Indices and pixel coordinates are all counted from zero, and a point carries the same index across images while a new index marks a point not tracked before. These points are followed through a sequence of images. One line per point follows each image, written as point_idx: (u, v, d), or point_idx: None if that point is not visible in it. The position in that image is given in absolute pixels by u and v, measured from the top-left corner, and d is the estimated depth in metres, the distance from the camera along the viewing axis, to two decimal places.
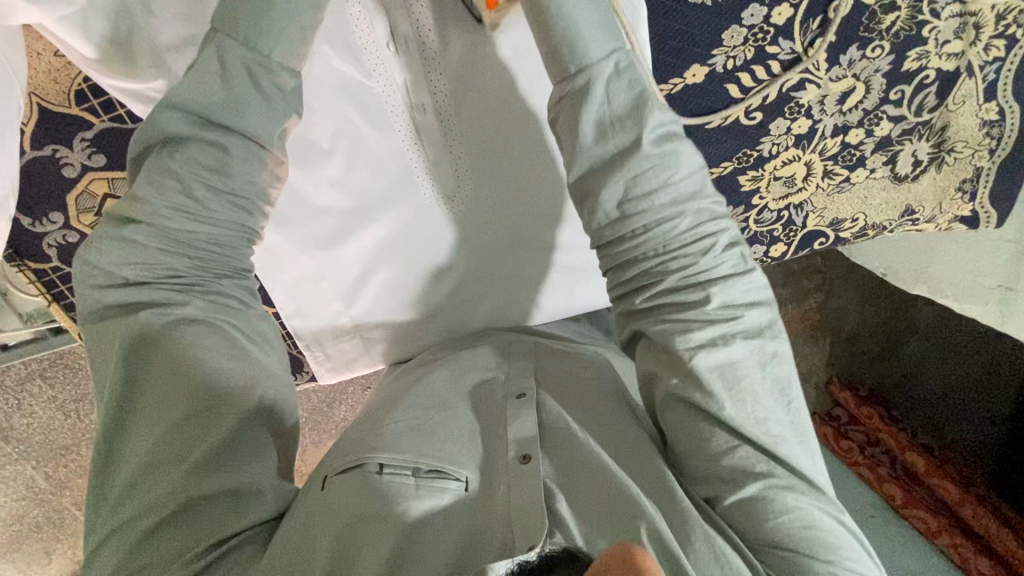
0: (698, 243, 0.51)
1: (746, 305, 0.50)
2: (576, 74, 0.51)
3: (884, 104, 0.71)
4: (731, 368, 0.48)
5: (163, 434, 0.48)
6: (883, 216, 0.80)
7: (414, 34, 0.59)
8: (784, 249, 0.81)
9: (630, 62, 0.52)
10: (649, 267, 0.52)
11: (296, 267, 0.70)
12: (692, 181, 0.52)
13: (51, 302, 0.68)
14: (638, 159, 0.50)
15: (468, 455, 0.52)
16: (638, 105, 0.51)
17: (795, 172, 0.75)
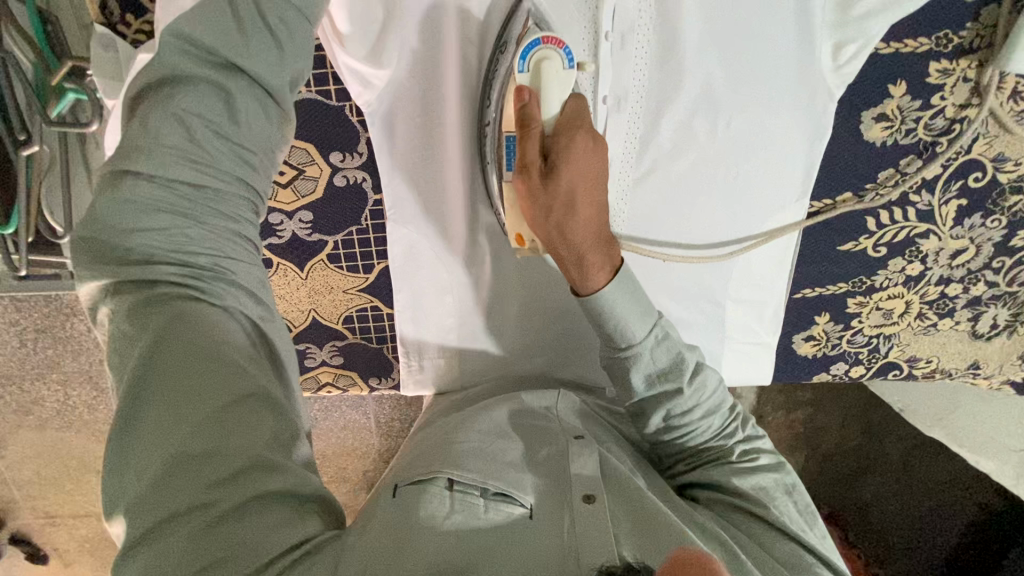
0: (724, 427, 0.60)
1: (761, 453, 0.60)
2: (624, 348, 0.56)
3: (985, 269, 0.78)
4: (765, 491, 0.57)
5: (192, 431, 0.38)
6: (952, 364, 0.86)
7: (630, 99, 0.62)
8: (862, 371, 0.86)
9: (669, 331, 0.57)
10: (690, 448, 0.60)
11: (430, 275, 0.69)
12: (717, 391, 0.59)
13: None
14: (678, 397, 0.57)
15: (530, 483, 0.54)
16: (677, 362, 0.57)
17: (894, 307, 0.80)
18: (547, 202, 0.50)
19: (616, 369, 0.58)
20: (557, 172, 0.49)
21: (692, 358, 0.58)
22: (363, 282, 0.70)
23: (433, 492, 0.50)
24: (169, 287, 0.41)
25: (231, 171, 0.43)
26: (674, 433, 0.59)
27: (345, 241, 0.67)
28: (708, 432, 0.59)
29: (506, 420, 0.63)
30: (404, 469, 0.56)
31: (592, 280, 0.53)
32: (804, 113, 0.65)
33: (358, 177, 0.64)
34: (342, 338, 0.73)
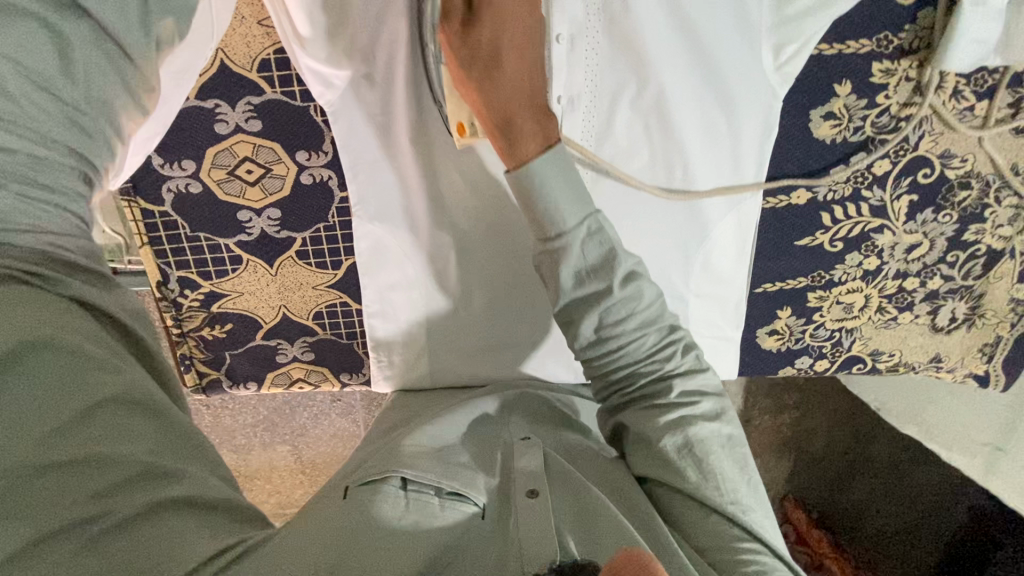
0: (660, 349, 0.58)
1: (699, 393, 0.57)
2: (555, 237, 0.54)
3: (941, 263, 0.81)
4: (697, 440, 0.55)
5: (44, 439, 0.33)
6: (915, 357, 0.88)
7: (584, 99, 0.64)
8: (827, 365, 0.87)
9: (603, 226, 0.55)
10: (625, 371, 0.58)
11: (396, 270, 0.71)
12: (654, 305, 0.57)
13: (145, 245, 0.67)
14: (609, 299, 0.55)
15: (481, 482, 0.56)
16: (610, 260, 0.55)
17: (855, 301, 0.82)
18: (470, 53, 0.51)
19: (547, 265, 0.55)
20: (478, 20, 0.50)
21: (628, 266, 0.56)
22: (332, 278, 0.71)
23: (388, 490, 0.51)
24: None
25: (65, 141, 0.38)
26: (605, 349, 0.57)
27: (312, 238, 0.69)
28: (642, 349, 0.57)
29: (461, 434, 0.64)
30: (359, 470, 0.56)
31: (529, 153, 0.52)
32: (754, 112, 0.67)
33: (324, 176, 0.66)
34: (313, 334, 0.75)
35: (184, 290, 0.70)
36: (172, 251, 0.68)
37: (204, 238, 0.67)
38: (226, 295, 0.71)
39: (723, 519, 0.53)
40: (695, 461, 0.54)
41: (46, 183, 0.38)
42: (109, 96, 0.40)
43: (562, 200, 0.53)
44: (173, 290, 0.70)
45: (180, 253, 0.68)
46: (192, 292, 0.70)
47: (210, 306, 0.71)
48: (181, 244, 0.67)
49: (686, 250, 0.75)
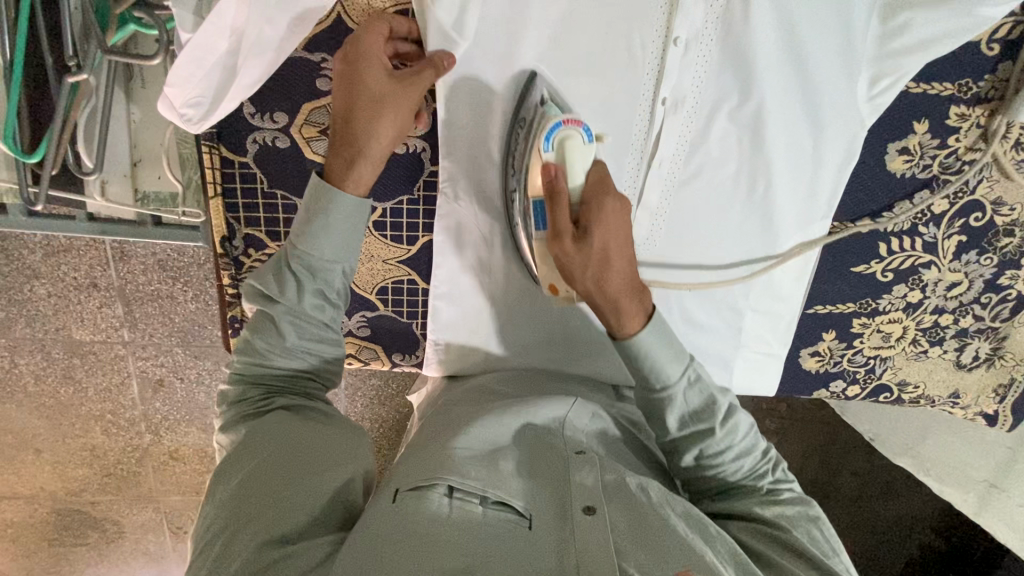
0: (754, 470, 0.60)
1: (787, 492, 0.60)
2: (660, 391, 0.58)
3: (974, 303, 0.85)
4: (788, 527, 0.57)
5: (280, 454, 0.53)
6: (937, 391, 0.93)
7: (686, 103, 0.65)
8: (857, 390, 0.90)
9: (703, 373, 0.59)
10: (718, 487, 0.61)
11: (473, 252, 0.69)
12: (749, 429, 0.60)
13: (215, 196, 0.63)
14: (710, 439, 0.58)
15: (522, 490, 0.56)
16: (706, 394, 0.59)
17: (892, 331, 0.86)
18: (584, 260, 0.53)
19: (653, 412, 0.60)
20: (590, 232, 0.53)
21: (725, 400, 0.59)
22: (405, 254, 0.69)
23: (433, 497, 0.52)
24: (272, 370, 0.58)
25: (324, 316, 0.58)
26: (704, 470, 0.60)
27: (393, 210, 0.66)
28: (737, 474, 0.60)
29: (515, 427, 0.63)
30: (403, 471, 0.57)
31: (628, 327, 0.56)
32: (839, 138, 0.69)
33: (418, 147, 0.64)
34: (373, 309, 0.72)
35: (248, 248, 0.66)
36: (243, 206, 0.64)
37: (280, 196, 0.64)
38: None
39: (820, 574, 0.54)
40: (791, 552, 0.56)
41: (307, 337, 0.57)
42: (335, 271, 0.57)
43: (665, 364, 0.57)
44: (236, 247, 0.66)
45: (251, 209, 0.64)
46: (256, 252, 0.67)
47: None
48: (253, 200, 0.64)
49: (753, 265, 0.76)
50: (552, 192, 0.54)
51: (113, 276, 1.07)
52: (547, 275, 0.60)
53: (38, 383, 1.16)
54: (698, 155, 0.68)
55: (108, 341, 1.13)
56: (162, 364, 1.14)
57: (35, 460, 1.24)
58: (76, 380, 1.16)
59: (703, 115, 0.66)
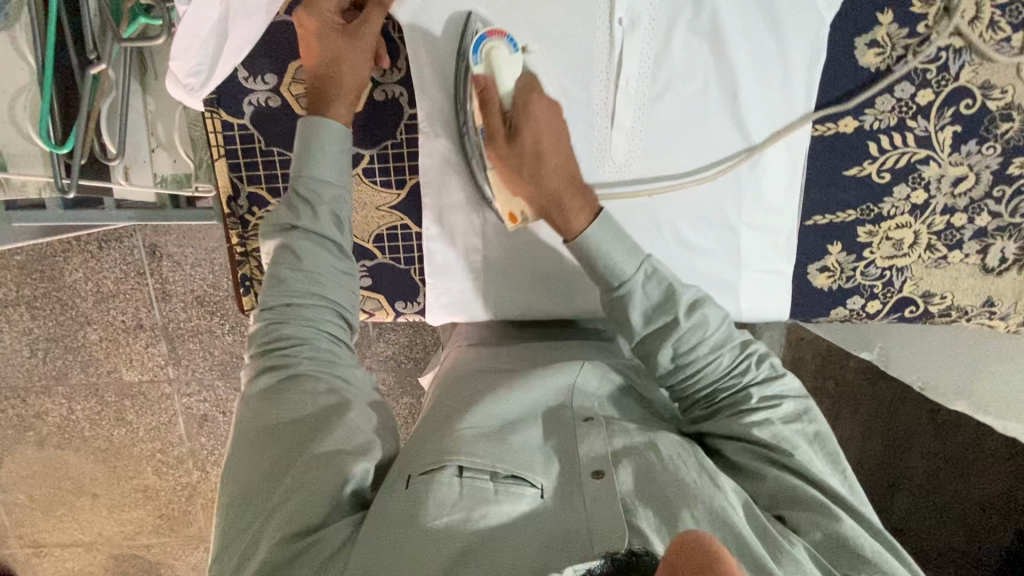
0: (738, 366, 0.63)
1: (783, 399, 0.62)
2: (619, 287, 0.63)
3: (987, 198, 0.82)
4: (785, 441, 0.60)
5: (296, 418, 0.58)
6: (968, 301, 0.88)
7: (644, 20, 0.69)
8: (878, 307, 0.87)
9: (657, 267, 0.64)
10: (701, 392, 0.65)
11: (459, 191, 0.72)
12: (721, 326, 0.64)
13: (220, 157, 0.69)
14: (677, 330, 0.62)
15: (540, 466, 0.58)
16: (669, 293, 0.63)
17: (904, 238, 0.83)
18: (519, 160, 0.63)
19: (614, 309, 0.65)
20: (520, 128, 0.63)
21: (687, 296, 0.63)
22: (395, 198, 0.73)
23: (443, 480, 0.54)
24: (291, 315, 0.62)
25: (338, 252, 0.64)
26: (684, 373, 0.64)
27: (380, 155, 0.71)
28: (718, 370, 0.63)
29: (527, 404, 0.64)
30: (413, 460, 0.58)
31: (573, 222, 0.62)
32: (801, 38, 0.71)
33: (396, 93, 0.69)
34: (372, 258, 0.75)
35: (252, 206, 0.72)
36: (245, 165, 0.70)
37: (277, 153, 0.70)
38: None
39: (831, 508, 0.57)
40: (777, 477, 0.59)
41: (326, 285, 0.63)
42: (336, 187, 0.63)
43: (611, 247, 0.62)
44: (241, 205, 0.71)
45: (252, 167, 0.70)
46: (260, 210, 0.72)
47: None
48: (254, 159, 0.70)
49: (738, 181, 0.77)
50: (482, 89, 0.64)
51: (156, 313, 1.37)
52: (505, 206, 0.70)
53: (96, 425, 1.47)
54: (664, 70, 0.71)
55: (155, 380, 1.43)
56: (204, 399, 1.44)
57: (95, 502, 1.54)
58: (128, 421, 1.48)
59: (663, 30, 0.69)
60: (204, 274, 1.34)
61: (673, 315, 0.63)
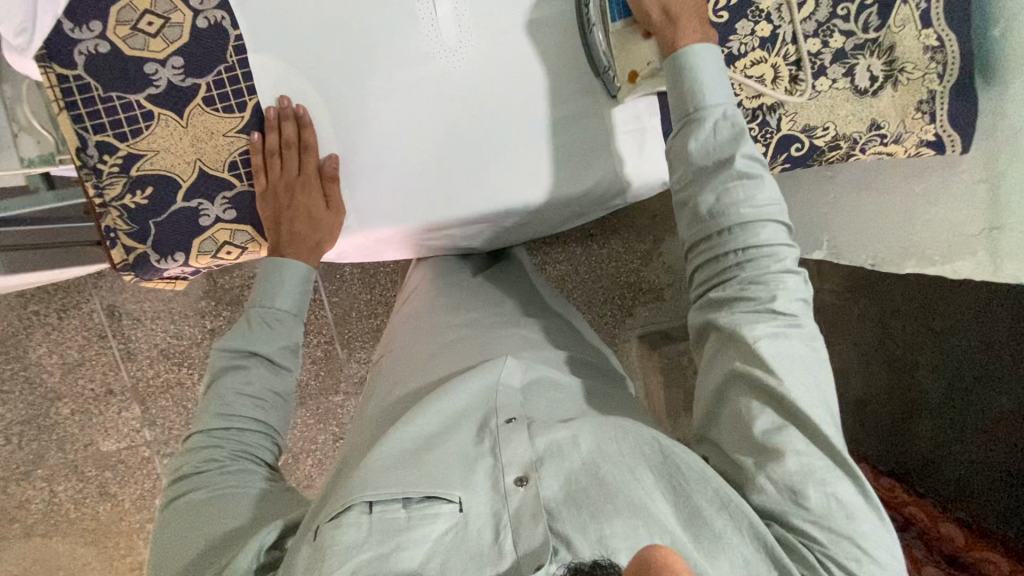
0: (773, 246, 0.69)
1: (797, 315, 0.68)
2: (693, 110, 0.71)
3: (834, 19, 0.83)
4: (788, 355, 0.65)
5: (235, 505, 0.68)
6: (852, 128, 0.86)
7: None
8: (761, 151, 0.85)
9: (735, 117, 0.71)
10: (730, 266, 0.70)
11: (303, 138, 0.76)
12: (771, 200, 0.70)
13: (61, 111, 0.71)
14: (729, 171, 0.69)
15: (458, 480, 0.64)
16: (736, 137, 0.70)
17: (764, 74, 0.83)
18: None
19: (682, 132, 0.73)
20: None
21: (744, 148, 0.70)
22: (240, 122, 0.75)
23: (353, 515, 0.60)
24: (240, 407, 0.75)
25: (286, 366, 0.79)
26: (717, 241, 0.71)
27: (216, 81, 0.73)
28: (761, 237, 0.69)
29: (443, 419, 0.72)
30: (321, 509, 0.65)
31: (683, 44, 0.72)
32: None
33: (219, 17, 0.72)
34: (232, 187, 0.76)
35: (103, 155, 0.73)
36: (88, 116, 0.72)
37: (116, 97, 0.72)
38: (143, 155, 0.74)
39: (786, 458, 0.63)
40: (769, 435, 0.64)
41: (273, 405, 0.78)
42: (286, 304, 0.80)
43: (704, 82, 0.71)
44: (92, 156, 0.73)
45: (94, 116, 0.72)
46: (112, 159, 0.73)
47: (130, 169, 0.74)
48: (95, 108, 0.72)
49: (566, 73, 0.79)
50: None
51: (126, 374, 1.47)
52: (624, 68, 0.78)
53: (81, 504, 1.48)
54: None
55: (133, 444, 1.48)
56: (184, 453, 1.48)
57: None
58: (113, 493, 1.49)
59: None
60: (164, 326, 1.47)
61: (729, 162, 0.70)
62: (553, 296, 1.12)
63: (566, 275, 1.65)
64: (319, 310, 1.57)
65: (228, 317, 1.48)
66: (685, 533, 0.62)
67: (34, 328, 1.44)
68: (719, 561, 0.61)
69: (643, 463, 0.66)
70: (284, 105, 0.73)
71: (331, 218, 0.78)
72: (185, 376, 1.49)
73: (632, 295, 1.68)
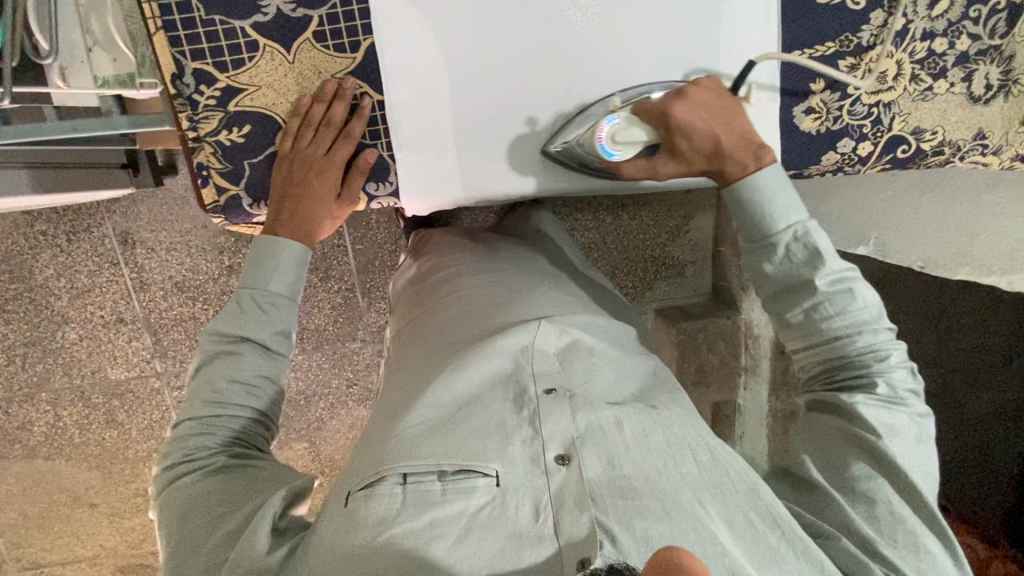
0: (861, 348, 0.70)
1: (914, 402, 0.70)
2: (781, 229, 0.71)
3: (965, 20, 0.80)
4: (891, 428, 0.67)
5: (226, 490, 0.66)
6: (959, 134, 0.85)
7: None
8: (869, 149, 0.83)
9: (809, 230, 0.71)
10: (830, 355, 0.72)
11: (406, 86, 0.70)
12: (863, 306, 0.70)
13: (158, 30, 0.65)
14: (816, 293, 0.70)
15: (492, 453, 0.63)
16: (815, 256, 0.70)
17: (886, 69, 0.80)
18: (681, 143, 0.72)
19: (761, 249, 0.73)
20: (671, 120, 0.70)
21: (830, 260, 0.70)
22: (352, 63, 0.69)
23: (384, 490, 0.60)
24: (226, 390, 0.71)
25: (278, 347, 0.74)
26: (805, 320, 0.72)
27: (329, 15, 0.67)
28: (825, 333, 0.71)
29: (478, 381, 0.72)
30: (354, 472, 0.67)
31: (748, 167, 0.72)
32: None
33: None
34: None
35: (200, 84, 0.67)
36: (186, 38, 0.65)
37: (218, 21, 0.65)
38: (243, 89, 0.68)
39: (874, 534, 0.64)
40: (869, 505, 0.65)
41: (260, 388, 0.73)
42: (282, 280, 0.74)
43: (777, 199, 0.71)
44: (188, 84, 0.67)
45: (194, 40, 0.66)
46: (208, 89, 0.68)
47: (228, 104, 0.68)
48: (195, 31, 0.65)
49: (695, 42, 0.75)
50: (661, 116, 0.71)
51: (137, 304, 1.39)
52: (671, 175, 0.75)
53: (86, 430, 1.44)
54: None
55: (143, 376, 1.43)
56: None
57: (94, 510, 1.49)
58: (120, 421, 1.45)
59: None
60: (180, 259, 1.39)
61: (812, 286, 0.70)
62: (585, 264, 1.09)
63: (594, 243, 1.60)
64: (341, 258, 1.51)
65: (248, 256, 1.40)
66: (739, 547, 0.60)
67: (40, 248, 1.34)
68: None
69: (689, 455, 0.65)
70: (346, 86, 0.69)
71: (335, 209, 0.73)
72: (201, 310, 1.42)
73: (654, 267, 1.65)
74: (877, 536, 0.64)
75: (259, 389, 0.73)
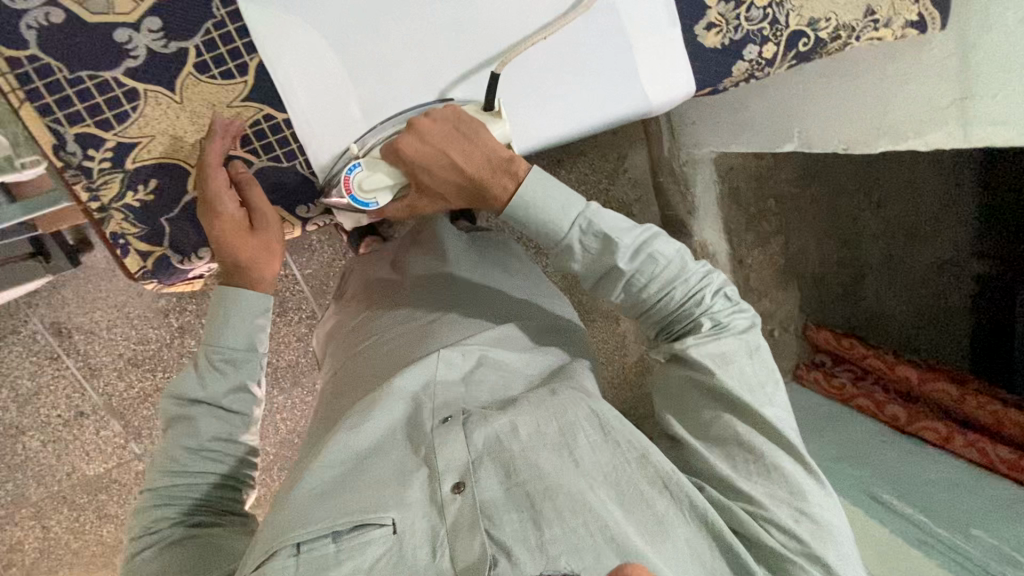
0: (688, 297, 0.74)
1: (724, 333, 0.74)
2: (567, 230, 0.73)
3: None
4: (720, 358, 0.72)
5: (188, 556, 0.68)
6: (850, 16, 0.88)
7: None
8: (774, 50, 0.86)
9: (591, 219, 0.73)
10: (662, 313, 0.76)
11: (306, 92, 0.67)
12: (670, 267, 0.74)
13: (23, 103, 0.59)
14: (626, 273, 0.74)
15: (391, 501, 0.63)
16: (606, 242, 0.73)
17: None
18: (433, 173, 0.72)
19: (542, 238, 0.74)
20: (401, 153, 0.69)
21: (622, 237, 0.73)
22: (245, 87, 0.65)
23: (278, 561, 0.59)
24: (185, 459, 0.73)
25: (235, 413, 0.76)
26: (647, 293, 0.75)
27: (206, 43, 0.63)
28: (673, 298, 0.74)
29: (381, 429, 0.71)
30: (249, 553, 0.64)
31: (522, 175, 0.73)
32: None
33: None
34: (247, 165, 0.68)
35: (87, 149, 0.62)
36: (57, 104, 0.60)
37: (87, 77, 0.60)
38: (137, 143, 0.64)
39: (736, 467, 0.70)
40: (722, 440, 0.71)
41: (219, 457, 0.76)
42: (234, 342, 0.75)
43: (532, 193, 0.72)
44: (74, 153, 0.62)
45: (66, 104, 0.60)
46: (98, 152, 0.63)
47: (124, 162, 0.64)
48: (64, 94, 0.60)
49: None
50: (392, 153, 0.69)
51: (93, 393, 1.30)
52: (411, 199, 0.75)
53: (80, 532, 1.35)
54: None
55: (123, 462, 1.35)
56: None
57: None
58: (113, 513, 1.37)
59: None
60: (125, 333, 1.30)
61: (617, 270, 0.73)
62: (498, 239, 1.08)
63: None
64: (293, 286, 1.45)
65: (196, 311, 1.33)
66: (627, 521, 0.64)
67: None
68: (663, 544, 0.64)
69: (585, 441, 0.68)
70: (217, 124, 0.64)
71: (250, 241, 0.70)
72: (162, 380, 1.34)
73: None
74: (743, 467, 0.69)
75: (218, 456, 0.75)
